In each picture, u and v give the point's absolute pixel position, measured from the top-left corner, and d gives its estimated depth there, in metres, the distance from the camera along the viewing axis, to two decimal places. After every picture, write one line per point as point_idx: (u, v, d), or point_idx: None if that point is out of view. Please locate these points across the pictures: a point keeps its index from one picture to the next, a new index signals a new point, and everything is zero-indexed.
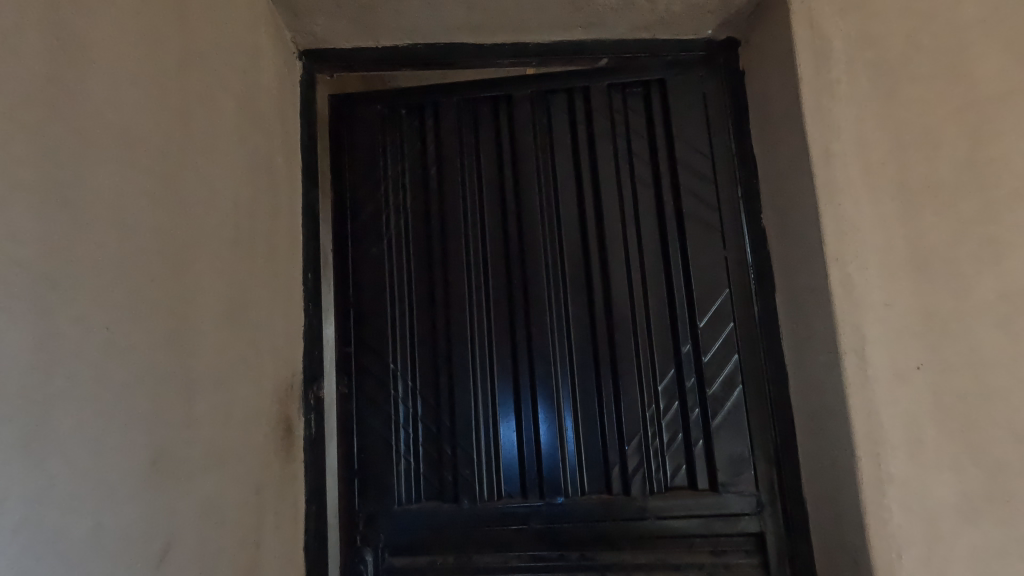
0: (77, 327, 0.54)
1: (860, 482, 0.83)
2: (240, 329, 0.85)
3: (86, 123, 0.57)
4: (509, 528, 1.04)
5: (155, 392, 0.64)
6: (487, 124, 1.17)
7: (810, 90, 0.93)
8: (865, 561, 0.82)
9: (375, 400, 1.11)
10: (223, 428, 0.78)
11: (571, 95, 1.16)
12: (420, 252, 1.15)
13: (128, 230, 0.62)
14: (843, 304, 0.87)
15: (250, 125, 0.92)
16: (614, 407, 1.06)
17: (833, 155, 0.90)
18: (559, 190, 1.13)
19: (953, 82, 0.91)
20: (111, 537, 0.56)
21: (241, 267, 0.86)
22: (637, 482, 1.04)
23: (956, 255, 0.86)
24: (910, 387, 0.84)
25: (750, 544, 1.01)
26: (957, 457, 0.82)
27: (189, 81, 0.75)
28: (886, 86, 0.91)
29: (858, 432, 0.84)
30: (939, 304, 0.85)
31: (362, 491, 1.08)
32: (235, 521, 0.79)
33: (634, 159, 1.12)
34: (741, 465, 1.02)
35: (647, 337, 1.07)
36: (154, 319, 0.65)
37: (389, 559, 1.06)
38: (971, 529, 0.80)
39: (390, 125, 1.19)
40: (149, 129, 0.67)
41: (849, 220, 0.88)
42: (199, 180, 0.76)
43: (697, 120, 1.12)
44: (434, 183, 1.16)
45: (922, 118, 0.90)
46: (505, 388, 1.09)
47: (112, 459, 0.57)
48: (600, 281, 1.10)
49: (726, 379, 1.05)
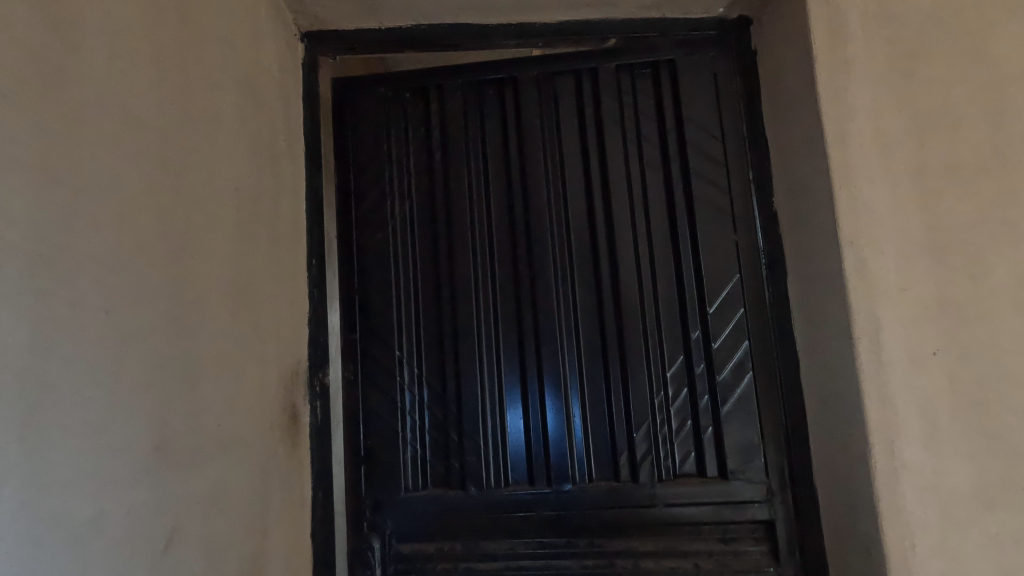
0: (75, 311, 0.53)
1: (874, 469, 0.81)
2: (244, 316, 0.83)
3: (80, 102, 0.56)
4: (516, 514, 1.04)
5: (157, 379, 0.63)
6: (492, 106, 1.15)
7: (825, 69, 0.90)
8: (878, 549, 0.81)
9: (381, 386, 1.10)
10: (226, 414, 0.77)
11: (578, 76, 1.13)
12: (426, 236, 1.13)
13: (126, 212, 0.60)
14: (858, 289, 0.85)
15: (252, 108, 0.90)
16: (622, 394, 1.05)
17: (850, 135, 0.88)
18: (567, 172, 1.11)
19: (975, 60, 0.88)
20: (112, 527, 0.55)
21: (244, 252, 0.84)
22: (645, 469, 1.03)
23: (975, 238, 0.84)
24: (926, 373, 0.82)
25: (760, 531, 1.00)
26: (973, 445, 0.80)
27: (188, 62, 0.73)
28: (904, 65, 0.89)
29: (872, 418, 0.82)
30: (956, 289, 0.83)
31: (368, 478, 1.08)
32: (241, 508, 0.79)
33: (643, 141, 1.10)
34: (751, 452, 1.01)
35: (655, 323, 1.06)
36: (154, 305, 0.64)
37: (396, 546, 1.06)
38: (986, 517, 0.79)
39: (394, 108, 1.17)
40: (147, 109, 0.65)
41: (865, 202, 0.86)
42: (200, 163, 0.75)
43: (707, 101, 1.10)
44: (439, 167, 1.15)
45: (941, 98, 0.87)
46: (511, 374, 1.08)
47: (112, 446, 0.56)
48: (608, 266, 1.08)
49: (736, 365, 1.03)
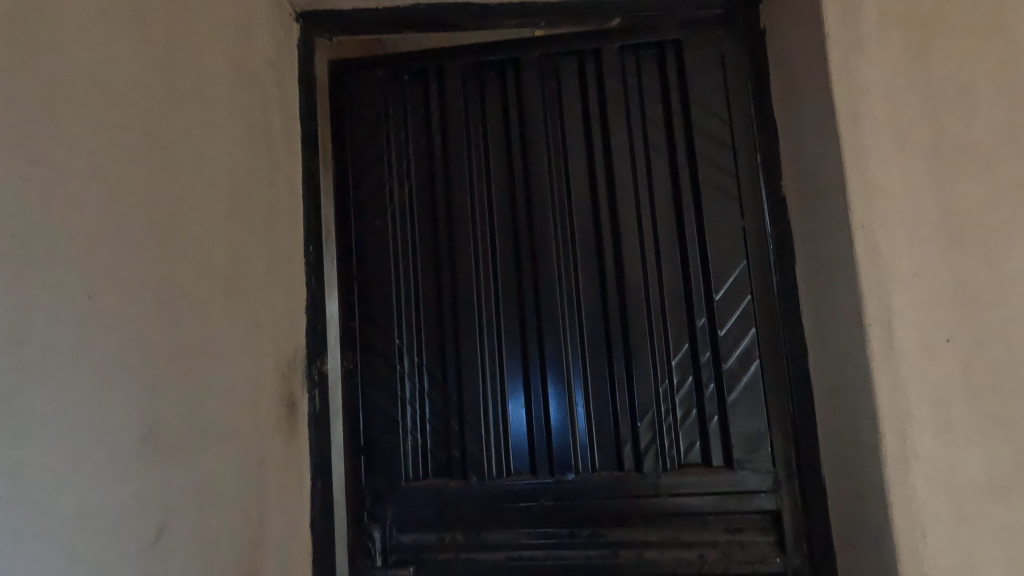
0: (54, 296, 0.51)
1: (884, 459, 0.79)
2: (238, 302, 0.82)
3: (56, 76, 0.53)
4: (518, 505, 1.02)
5: (144, 366, 0.61)
6: (493, 89, 1.12)
7: (836, 47, 0.87)
8: (887, 539, 0.79)
9: (381, 375, 1.08)
10: (220, 403, 0.75)
11: (581, 57, 1.10)
12: (426, 222, 1.11)
13: (109, 195, 0.58)
14: (870, 274, 0.82)
15: (244, 89, 0.88)
16: (626, 383, 1.03)
17: (861, 116, 0.85)
18: (570, 157, 1.09)
19: (994, 36, 0.84)
20: (97, 518, 0.54)
21: (237, 238, 0.82)
22: (649, 459, 1.01)
23: (991, 221, 0.81)
24: (939, 361, 0.80)
25: (766, 522, 0.98)
26: (987, 434, 0.78)
27: (174, 39, 0.71)
28: (919, 42, 0.85)
29: (883, 407, 0.80)
30: (971, 274, 0.81)
31: (369, 467, 1.07)
32: (236, 499, 0.77)
33: (648, 125, 1.08)
34: (757, 442, 0.99)
35: (660, 310, 1.04)
36: (141, 289, 0.62)
37: (397, 536, 1.04)
38: (1000, 508, 0.77)
39: (393, 91, 1.14)
40: (130, 86, 0.62)
41: (877, 185, 0.83)
42: (189, 145, 0.72)
43: (714, 82, 1.07)
44: (439, 151, 1.12)
45: (957, 76, 0.84)
46: (512, 362, 1.06)
47: (96, 436, 0.54)
48: (612, 253, 1.06)
49: (742, 353, 1.01)
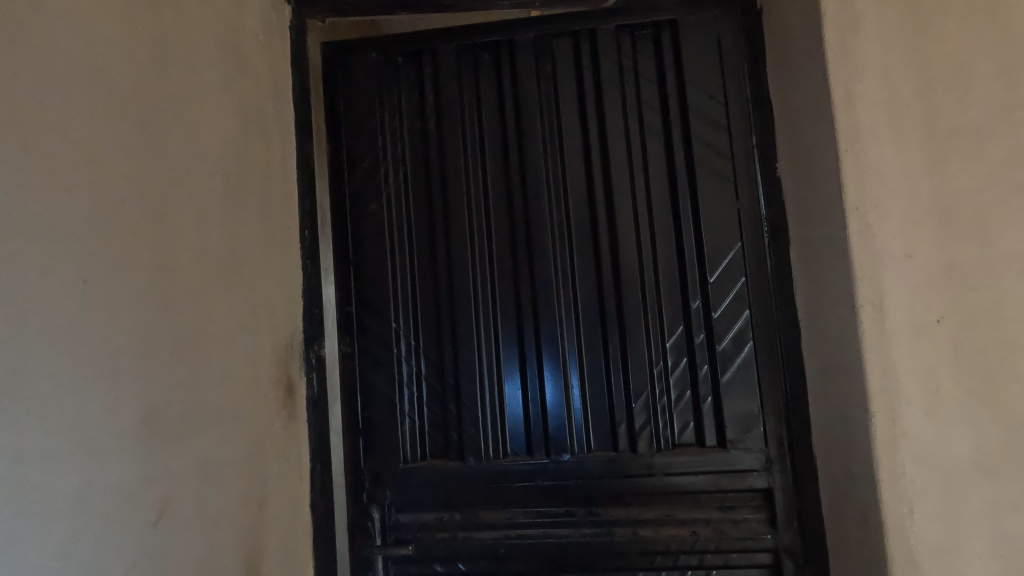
0: (48, 281, 0.51)
1: (874, 438, 0.81)
2: (235, 287, 0.82)
3: (45, 60, 0.53)
4: (515, 485, 1.04)
5: (142, 349, 0.62)
6: (487, 71, 1.11)
7: (833, 28, 0.86)
8: (876, 515, 0.81)
9: (378, 358, 1.09)
10: (219, 385, 0.76)
11: (576, 38, 1.09)
12: (421, 207, 1.11)
13: (102, 184, 0.58)
14: (862, 256, 0.83)
15: (236, 71, 0.87)
16: (621, 366, 1.04)
17: (857, 98, 0.85)
18: (565, 140, 1.08)
19: (992, 14, 0.83)
20: (100, 498, 0.55)
21: (233, 222, 0.83)
22: (644, 439, 1.02)
23: (984, 202, 0.81)
24: (930, 341, 0.81)
25: (757, 500, 1.00)
26: (975, 413, 0.79)
27: (165, 21, 0.70)
28: (916, 23, 0.85)
29: (873, 386, 0.81)
30: (962, 255, 0.81)
31: (367, 449, 1.08)
32: (236, 479, 0.78)
33: (644, 108, 1.07)
34: (750, 422, 1.01)
35: (655, 293, 1.04)
36: (137, 275, 0.62)
37: (396, 516, 1.06)
38: (986, 484, 0.78)
39: (388, 74, 1.13)
40: (121, 68, 0.62)
41: (872, 167, 0.84)
42: (182, 128, 0.72)
43: (711, 63, 1.06)
44: (434, 134, 1.12)
45: (954, 56, 0.84)
46: (508, 343, 1.07)
47: (97, 420, 0.55)
48: (607, 236, 1.06)
49: (736, 334, 1.02)
